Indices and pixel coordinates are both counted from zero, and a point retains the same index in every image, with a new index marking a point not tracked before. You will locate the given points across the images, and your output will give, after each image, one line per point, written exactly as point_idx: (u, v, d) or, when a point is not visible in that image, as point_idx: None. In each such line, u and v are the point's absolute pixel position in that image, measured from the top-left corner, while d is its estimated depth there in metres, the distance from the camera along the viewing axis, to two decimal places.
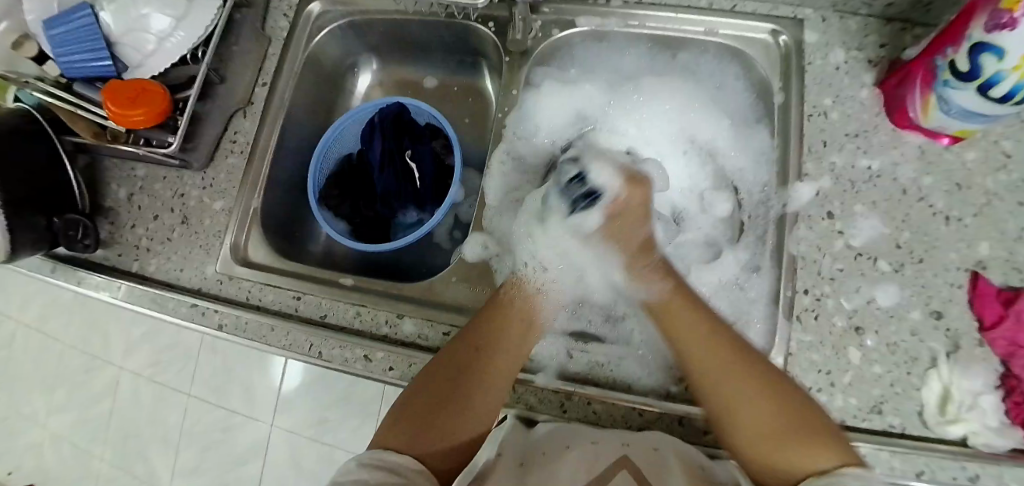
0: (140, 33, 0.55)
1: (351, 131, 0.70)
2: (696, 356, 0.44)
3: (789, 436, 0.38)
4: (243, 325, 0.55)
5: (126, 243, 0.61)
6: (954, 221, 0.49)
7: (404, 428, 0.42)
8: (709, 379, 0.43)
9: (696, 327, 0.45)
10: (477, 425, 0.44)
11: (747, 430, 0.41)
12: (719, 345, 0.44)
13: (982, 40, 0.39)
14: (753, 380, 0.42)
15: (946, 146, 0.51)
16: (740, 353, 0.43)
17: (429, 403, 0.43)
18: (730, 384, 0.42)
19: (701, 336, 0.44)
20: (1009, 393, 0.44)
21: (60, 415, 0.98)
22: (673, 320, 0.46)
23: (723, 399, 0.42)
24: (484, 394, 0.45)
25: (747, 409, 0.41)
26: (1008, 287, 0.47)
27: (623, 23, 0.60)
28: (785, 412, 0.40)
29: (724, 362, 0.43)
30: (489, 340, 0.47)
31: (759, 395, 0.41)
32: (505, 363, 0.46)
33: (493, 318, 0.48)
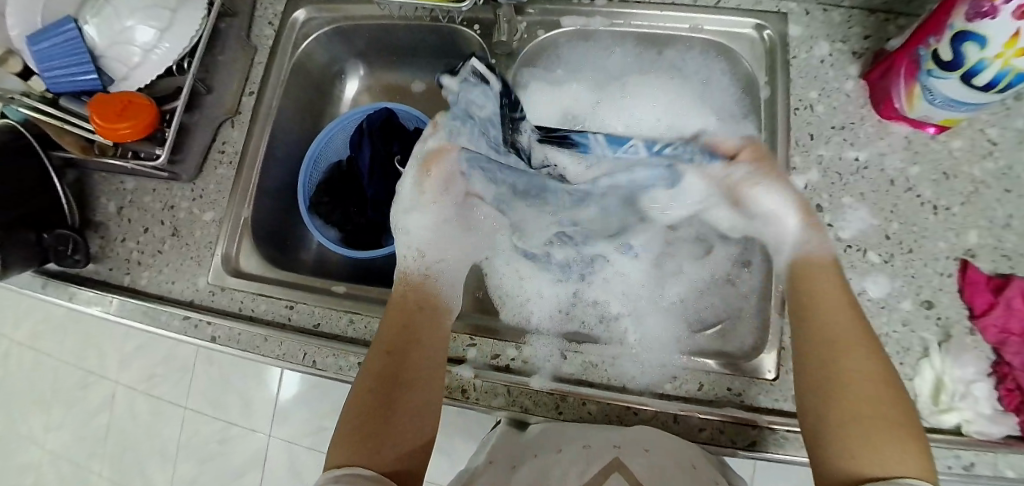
0: (125, 46, 0.55)
1: (341, 138, 0.70)
2: (831, 335, 0.40)
3: (888, 433, 0.35)
4: (236, 336, 0.55)
5: (116, 257, 0.61)
6: (943, 210, 0.49)
7: (349, 447, 0.40)
8: (838, 366, 0.39)
9: (840, 299, 0.42)
10: (418, 422, 0.43)
11: (851, 407, 0.36)
12: (869, 340, 0.39)
13: (964, 28, 0.39)
14: (878, 372, 0.38)
15: (932, 135, 0.51)
16: (875, 343, 0.39)
17: (365, 415, 0.42)
18: (859, 373, 0.38)
19: (856, 328, 0.40)
20: (1002, 380, 0.44)
21: (58, 431, 0.98)
22: (817, 287, 0.43)
23: (842, 372, 0.38)
24: (418, 388, 0.44)
25: (858, 397, 0.37)
26: (997, 274, 0.47)
27: (607, 21, 0.60)
28: (894, 417, 0.36)
29: (863, 353, 0.39)
30: (405, 337, 0.47)
31: (884, 391, 0.37)
32: (427, 353, 0.46)
33: (398, 318, 0.49)
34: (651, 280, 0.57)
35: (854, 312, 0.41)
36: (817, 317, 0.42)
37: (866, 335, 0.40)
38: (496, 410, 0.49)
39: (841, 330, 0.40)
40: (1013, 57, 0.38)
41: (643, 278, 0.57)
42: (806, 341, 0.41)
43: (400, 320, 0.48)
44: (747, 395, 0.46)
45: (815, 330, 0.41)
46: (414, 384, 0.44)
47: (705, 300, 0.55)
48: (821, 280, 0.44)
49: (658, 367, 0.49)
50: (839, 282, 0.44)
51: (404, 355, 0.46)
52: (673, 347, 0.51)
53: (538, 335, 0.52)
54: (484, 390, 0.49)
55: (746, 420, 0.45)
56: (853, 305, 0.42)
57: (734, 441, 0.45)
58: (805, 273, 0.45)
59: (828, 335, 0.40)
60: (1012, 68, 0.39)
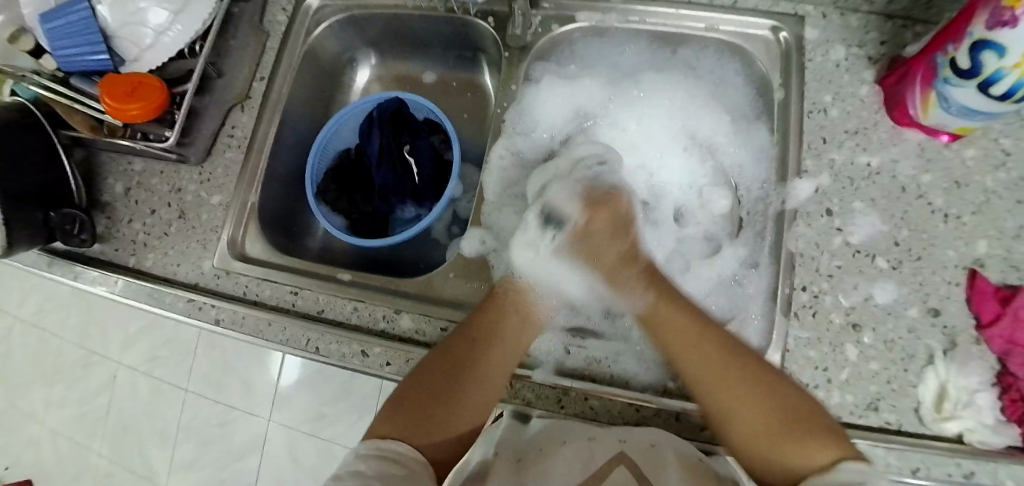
0: (136, 27, 0.55)
1: (350, 126, 0.70)
2: (681, 358, 0.46)
3: (787, 431, 0.40)
4: (240, 320, 0.55)
5: (123, 238, 0.61)
6: (953, 218, 0.49)
7: (402, 415, 0.44)
8: (708, 390, 0.44)
9: (687, 327, 0.47)
10: (473, 416, 0.46)
11: (741, 419, 0.42)
12: (717, 340, 0.45)
13: (984, 37, 0.39)
14: (745, 375, 0.43)
15: (945, 144, 0.51)
16: (737, 360, 0.44)
17: (426, 398, 0.45)
18: (728, 389, 0.43)
19: (693, 339, 0.46)
20: (1005, 390, 0.44)
21: (59, 409, 0.98)
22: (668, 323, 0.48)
23: (707, 387, 0.44)
24: (482, 386, 0.46)
25: (737, 411, 0.43)
26: (1005, 285, 0.47)
27: (623, 18, 0.59)
28: (779, 413, 0.41)
29: (715, 364, 0.44)
30: (487, 333, 0.49)
31: (757, 399, 0.42)
32: (504, 357, 0.48)
33: (492, 314, 0.50)
34: None
35: (702, 330, 0.46)
36: (671, 342, 0.47)
37: (719, 353, 0.45)
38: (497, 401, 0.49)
39: (676, 346, 0.47)
40: None
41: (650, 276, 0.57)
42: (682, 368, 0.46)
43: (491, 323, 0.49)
44: None
45: (678, 360, 0.46)
46: (479, 384, 0.47)
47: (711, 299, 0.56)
48: (678, 320, 0.48)
49: (661, 365, 0.49)
50: (676, 308, 0.49)
51: (479, 356, 0.47)
52: None
53: (542, 328, 0.52)
54: None
55: None
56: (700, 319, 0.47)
57: None
58: (659, 320, 0.49)
59: (681, 357, 0.46)
60: None
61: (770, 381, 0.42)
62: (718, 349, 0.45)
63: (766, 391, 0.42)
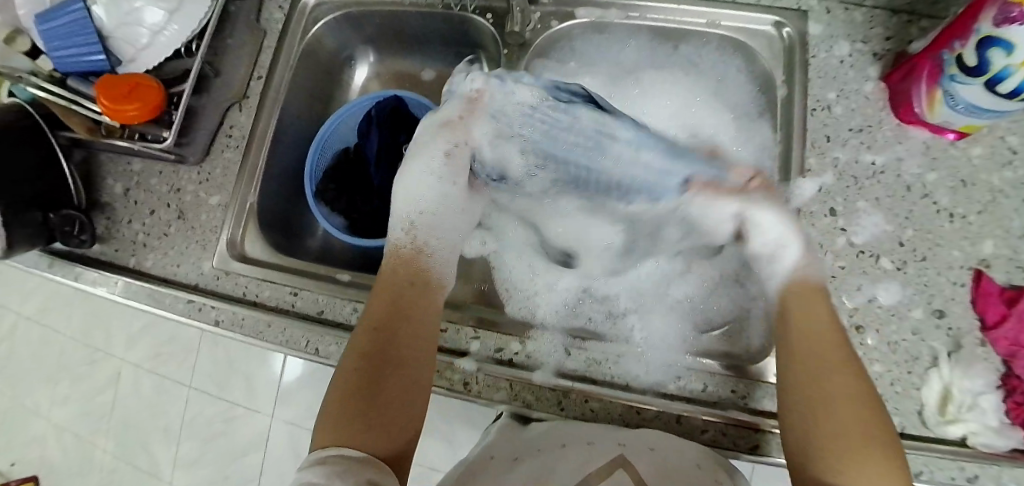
0: (132, 27, 0.54)
1: (349, 124, 0.70)
2: (818, 359, 0.40)
3: (881, 466, 0.35)
4: (240, 321, 0.55)
5: (122, 239, 0.61)
6: (959, 218, 0.48)
7: (341, 416, 0.40)
8: (828, 385, 0.39)
9: (823, 322, 0.42)
10: (409, 407, 0.43)
11: (834, 430, 0.37)
12: (849, 361, 0.40)
13: (991, 33, 0.38)
14: (851, 384, 0.39)
15: (952, 141, 0.50)
16: (852, 365, 0.40)
17: (359, 388, 0.41)
18: (849, 404, 0.38)
19: (826, 335, 0.41)
20: (1010, 393, 0.44)
21: (63, 406, 0.99)
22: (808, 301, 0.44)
23: (830, 398, 0.38)
24: (405, 353, 0.44)
25: (863, 434, 0.37)
26: (1011, 285, 0.46)
27: (623, 14, 0.59)
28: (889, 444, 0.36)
29: (851, 383, 0.39)
30: (391, 317, 0.46)
31: (876, 421, 0.37)
32: (418, 327, 0.46)
33: (387, 300, 0.48)
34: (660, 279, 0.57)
35: (831, 338, 0.41)
36: (806, 344, 0.41)
37: (839, 352, 0.40)
38: (497, 404, 0.49)
39: (808, 351, 0.41)
40: None
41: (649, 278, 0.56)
42: (791, 367, 0.42)
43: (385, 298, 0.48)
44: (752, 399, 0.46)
45: (804, 351, 0.41)
46: (400, 353, 0.44)
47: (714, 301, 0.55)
48: (822, 307, 0.43)
49: (664, 368, 0.48)
50: (826, 304, 0.44)
51: (389, 329, 0.45)
52: (678, 347, 0.51)
53: (542, 331, 0.52)
54: (486, 385, 0.49)
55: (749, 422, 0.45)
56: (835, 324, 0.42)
57: (736, 445, 0.45)
58: (802, 302, 0.44)
59: (806, 360, 0.41)
60: None
61: (881, 411, 0.38)
62: (839, 342, 0.41)
63: (880, 419, 0.37)
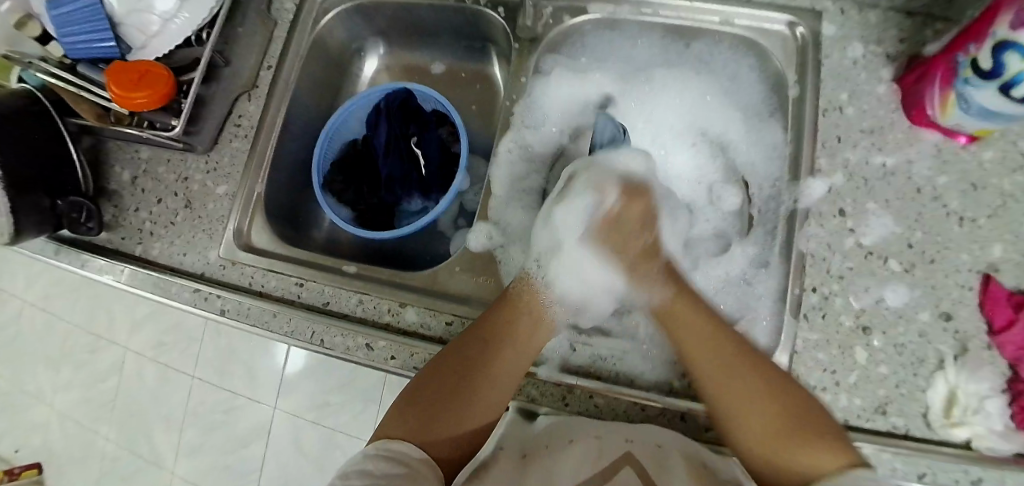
0: (143, 13, 0.54)
1: (358, 115, 0.69)
2: (695, 353, 0.46)
3: (787, 435, 0.40)
4: (246, 311, 0.55)
5: (129, 226, 0.61)
6: (968, 222, 0.48)
7: (411, 416, 0.43)
8: (731, 394, 0.43)
9: (700, 324, 0.47)
10: (475, 421, 0.45)
11: (738, 406, 0.43)
12: (715, 338, 0.46)
13: (1007, 37, 0.38)
14: (754, 388, 0.43)
15: (963, 145, 0.50)
16: (739, 363, 0.44)
17: (432, 394, 0.44)
18: (750, 383, 0.43)
19: (709, 341, 0.46)
20: (1016, 397, 0.43)
21: (66, 393, 0.99)
22: (674, 316, 0.49)
23: (724, 386, 0.44)
24: (495, 379, 0.46)
25: (756, 409, 0.42)
26: (1020, 290, 0.46)
27: (635, 10, 0.58)
28: (789, 411, 0.41)
29: (732, 368, 0.44)
30: (499, 339, 0.48)
31: (767, 392, 0.42)
32: (516, 354, 0.47)
33: (505, 320, 0.49)
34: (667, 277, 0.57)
35: (715, 336, 0.46)
36: (686, 339, 0.47)
37: (731, 363, 0.44)
38: None
39: (693, 340, 0.46)
40: None
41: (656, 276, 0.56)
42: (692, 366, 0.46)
43: (503, 318, 0.49)
44: None
45: (687, 344, 0.47)
46: (486, 375, 0.46)
47: (720, 299, 0.55)
48: (687, 314, 0.48)
49: (668, 363, 0.49)
50: (694, 304, 0.49)
51: (487, 349, 0.47)
52: None
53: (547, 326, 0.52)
54: None
55: None
56: (718, 327, 0.47)
57: None
58: (669, 317, 0.49)
59: (687, 350, 0.47)
60: None
61: (770, 379, 0.43)
62: (716, 344, 0.45)
63: (772, 397, 0.42)
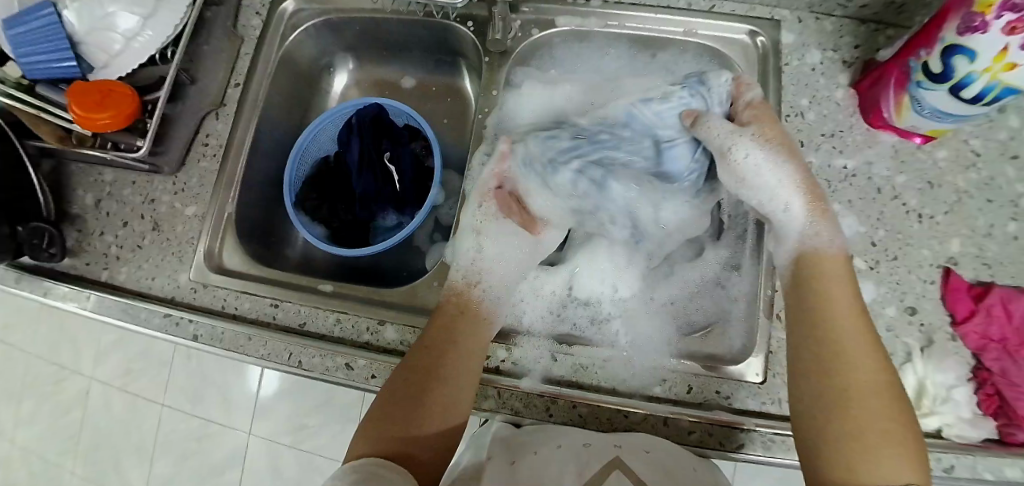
0: (105, 32, 0.52)
1: (328, 131, 0.69)
2: (835, 329, 0.40)
3: (888, 440, 0.36)
4: (220, 335, 0.53)
5: (94, 252, 0.59)
6: (927, 218, 0.50)
7: (373, 435, 0.41)
8: (845, 381, 0.38)
9: (853, 312, 0.41)
10: (444, 418, 0.43)
11: (851, 400, 0.37)
12: (868, 333, 0.40)
13: (955, 42, 0.40)
14: (880, 382, 0.38)
15: (919, 145, 0.52)
16: (876, 354, 0.39)
17: (393, 404, 0.43)
18: (871, 381, 0.38)
19: (853, 318, 0.41)
20: (981, 385, 0.46)
21: (28, 427, 0.95)
22: (822, 285, 0.43)
23: (843, 374, 0.38)
24: (452, 372, 0.45)
25: (872, 406, 0.37)
26: (978, 282, 0.48)
27: (602, 23, 0.60)
28: (899, 423, 0.37)
29: (865, 356, 0.39)
30: (445, 339, 0.47)
31: (884, 394, 0.37)
32: (469, 348, 0.47)
33: (443, 323, 0.48)
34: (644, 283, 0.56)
35: (858, 316, 0.41)
36: (822, 316, 0.41)
37: (869, 348, 0.39)
38: (485, 412, 0.49)
39: (840, 321, 0.41)
40: (1001, 71, 0.38)
41: (634, 281, 0.56)
42: (821, 343, 0.40)
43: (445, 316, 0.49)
44: (735, 398, 0.47)
45: (823, 328, 0.41)
46: (445, 372, 0.45)
47: (696, 303, 0.55)
48: (841, 289, 0.42)
49: (649, 369, 0.49)
50: (850, 282, 0.43)
51: (437, 346, 0.46)
52: (663, 348, 0.51)
53: (527, 337, 0.52)
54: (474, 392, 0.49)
55: (735, 423, 0.46)
56: (860, 313, 0.41)
57: (722, 444, 0.46)
58: (821, 271, 0.44)
59: (825, 326, 0.41)
60: (999, 83, 0.39)
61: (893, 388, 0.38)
62: (871, 339, 0.40)
63: (889, 399, 0.37)
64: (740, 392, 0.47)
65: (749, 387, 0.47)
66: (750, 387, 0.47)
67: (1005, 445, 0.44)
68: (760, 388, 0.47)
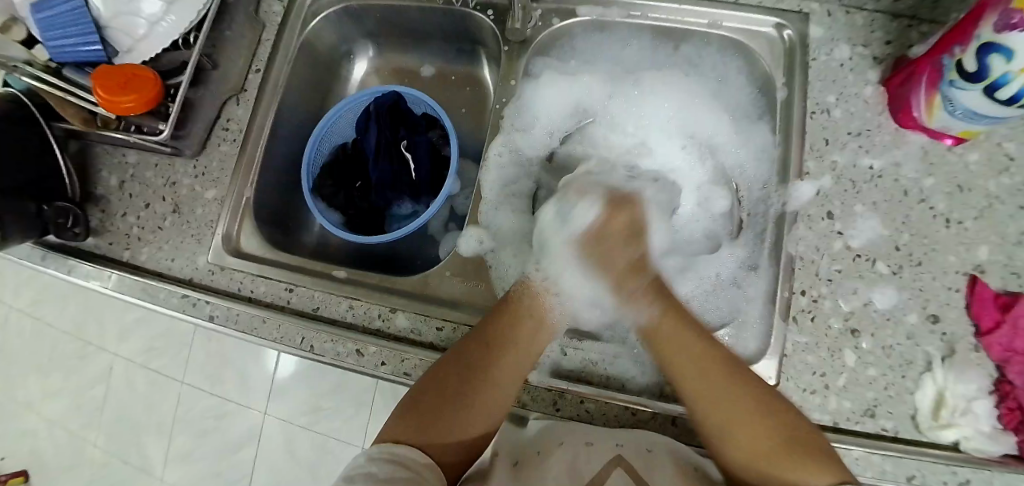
0: (130, 17, 0.53)
1: (347, 119, 0.69)
2: (676, 360, 0.44)
3: (770, 444, 0.38)
4: (235, 317, 0.54)
5: (117, 232, 0.60)
6: (955, 223, 0.48)
7: (409, 419, 0.42)
8: (705, 398, 0.42)
9: (687, 342, 0.44)
10: (480, 420, 0.43)
11: (716, 420, 0.41)
12: (706, 356, 0.43)
13: (991, 40, 0.38)
14: (744, 395, 0.41)
15: (949, 147, 0.50)
16: (728, 370, 0.42)
17: (432, 399, 0.43)
18: (722, 402, 0.41)
19: (682, 349, 0.44)
20: (1003, 398, 0.44)
21: (55, 399, 0.98)
22: (659, 333, 0.46)
23: (700, 400, 0.42)
24: (501, 377, 0.45)
25: (740, 416, 0.40)
26: (1006, 292, 0.46)
27: (624, 13, 0.58)
28: (768, 427, 0.39)
29: (716, 383, 0.42)
30: (503, 340, 0.46)
31: (740, 408, 0.40)
32: (522, 355, 0.46)
33: (509, 319, 0.47)
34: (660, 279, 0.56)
35: (692, 344, 0.44)
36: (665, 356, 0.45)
37: (715, 364, 0.43)
38: None
39: (675, 355, 0.44)
40: None
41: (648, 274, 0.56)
42: (675, 375, 0.44)
43: (511, 316, 0.47)
44: None
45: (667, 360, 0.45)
46: (493, 377, 0.44)
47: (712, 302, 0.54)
48: (673, 331, 0.45)
49: (659, 367, 0.49)
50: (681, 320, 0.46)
51: (493, 347, 0.46)
52: None
53: None
54: None
55: None
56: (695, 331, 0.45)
57: None
58: (661, 335, 0.45)
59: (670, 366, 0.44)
60: None
61: (757, 398, 0.40)
62: (712, 348, 0.43)
63: (756, 401, 0.40)
64: None
65: None
66: None
67: None
68: None
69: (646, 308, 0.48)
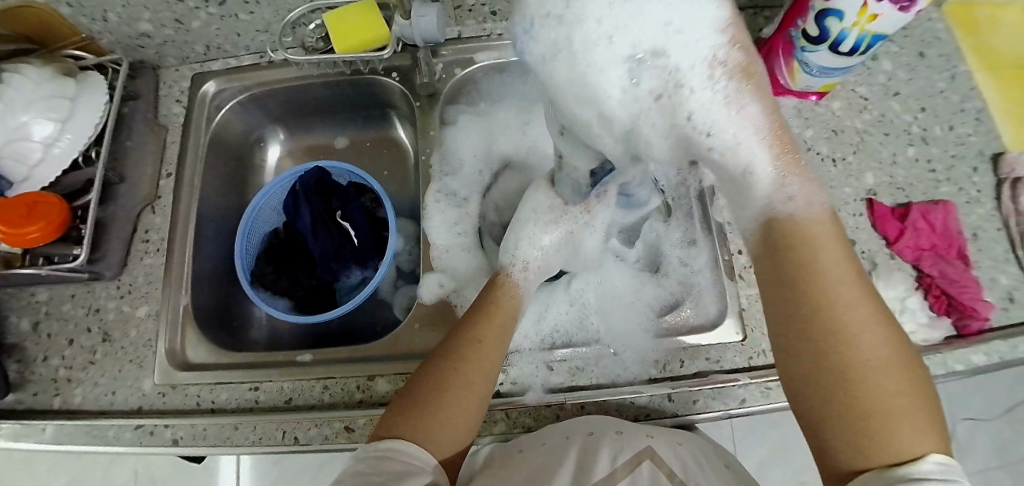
0: (22, 143, 0.51)
1: (273, 205, 0.68)
2: (826, 291, 0.32)
3: (904, 410, 0.30)
4: (203, 433, 0.49)
5: (39, 379, 0.53)
6: (840, 162, 0.57)
7: (397, 413, 0.41)
8: (859, 344, 0.31)
9: (839, 262, 0.33)
10: (474, 401, 0.42)
11: (869, 386, 0.31)
12: (877, 307, 0.33)
13: (824, 7, 0.46)
14: (887, 344, 0.32)
15: (816, 102, 0.59)
16: (884, 318, 0.33)
17: (414, 393, 0.42)
18: (882, 351, 0.31)
19: (845, 275, 0.33)
20: (928, 290, 0.51)
21: None
22: (817, 250, 0.33)
23: (864, 348, 0.31)
24: (479, 353, 0.43)
25: (889, 381, 0.31)
26: (898, 204, 0.54)
27: (517, 52, 0.64)
28: (911, 390, 0.31)
29: (876, 332, 0.32)
30: (475, 320, 0.46)
31: (892, 359, 0.31)
32: (493, 329, 0.45)
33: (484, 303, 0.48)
34: (627, 283, 0.57)
35: (853, 271, 0.33)
36: (828, 278, 0.33)
37: (869, 299, 0.33)
38: (499, 436, 0.49)
39: (832, 281, 0.32)
40: (867, 23, 0.45)
41: (628, 274, 0.58)
42: (805, 303, 0.33)
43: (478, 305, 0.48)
44: (724, 360, 0.50)
45: (840, 298, 0.32)
46: (476, 357, 0.43)
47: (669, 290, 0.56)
48: (827, 251, 0.33)
49: (640, 355, 0.51)
50: (842, 243, 0.34)
51: (471, 330, 0.45)
52: (647, 334, 0.52)
53: (519, 354, 0.52)
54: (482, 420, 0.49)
55: (728, 381, 0.48)
56: (856, 274, 0.33)
57: (723, 405, 0.48)
58: (797, 234, 0.34)
59: (828, 298, 0.32)
60: (868, 33, 0.46)
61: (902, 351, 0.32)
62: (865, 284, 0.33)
63: (903, 364, 0.32)
64: (727, 354, 0.50)
65: (735, 347, 0.50)
66: (735, 347, 0.50)
67: (964, 337, 0.49)
68: (744, 345, 0.50)
69: (805, 191, 0.35)
